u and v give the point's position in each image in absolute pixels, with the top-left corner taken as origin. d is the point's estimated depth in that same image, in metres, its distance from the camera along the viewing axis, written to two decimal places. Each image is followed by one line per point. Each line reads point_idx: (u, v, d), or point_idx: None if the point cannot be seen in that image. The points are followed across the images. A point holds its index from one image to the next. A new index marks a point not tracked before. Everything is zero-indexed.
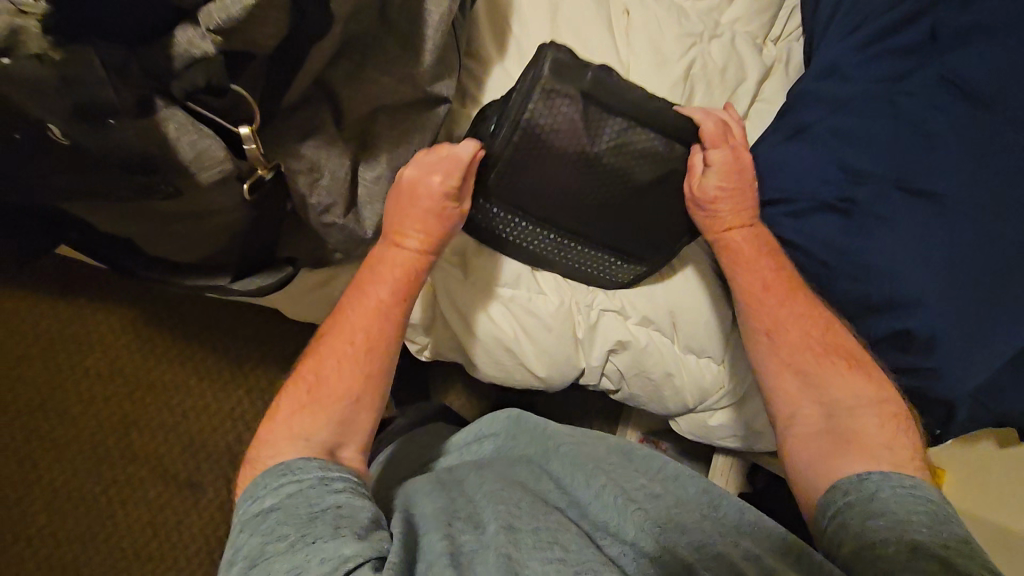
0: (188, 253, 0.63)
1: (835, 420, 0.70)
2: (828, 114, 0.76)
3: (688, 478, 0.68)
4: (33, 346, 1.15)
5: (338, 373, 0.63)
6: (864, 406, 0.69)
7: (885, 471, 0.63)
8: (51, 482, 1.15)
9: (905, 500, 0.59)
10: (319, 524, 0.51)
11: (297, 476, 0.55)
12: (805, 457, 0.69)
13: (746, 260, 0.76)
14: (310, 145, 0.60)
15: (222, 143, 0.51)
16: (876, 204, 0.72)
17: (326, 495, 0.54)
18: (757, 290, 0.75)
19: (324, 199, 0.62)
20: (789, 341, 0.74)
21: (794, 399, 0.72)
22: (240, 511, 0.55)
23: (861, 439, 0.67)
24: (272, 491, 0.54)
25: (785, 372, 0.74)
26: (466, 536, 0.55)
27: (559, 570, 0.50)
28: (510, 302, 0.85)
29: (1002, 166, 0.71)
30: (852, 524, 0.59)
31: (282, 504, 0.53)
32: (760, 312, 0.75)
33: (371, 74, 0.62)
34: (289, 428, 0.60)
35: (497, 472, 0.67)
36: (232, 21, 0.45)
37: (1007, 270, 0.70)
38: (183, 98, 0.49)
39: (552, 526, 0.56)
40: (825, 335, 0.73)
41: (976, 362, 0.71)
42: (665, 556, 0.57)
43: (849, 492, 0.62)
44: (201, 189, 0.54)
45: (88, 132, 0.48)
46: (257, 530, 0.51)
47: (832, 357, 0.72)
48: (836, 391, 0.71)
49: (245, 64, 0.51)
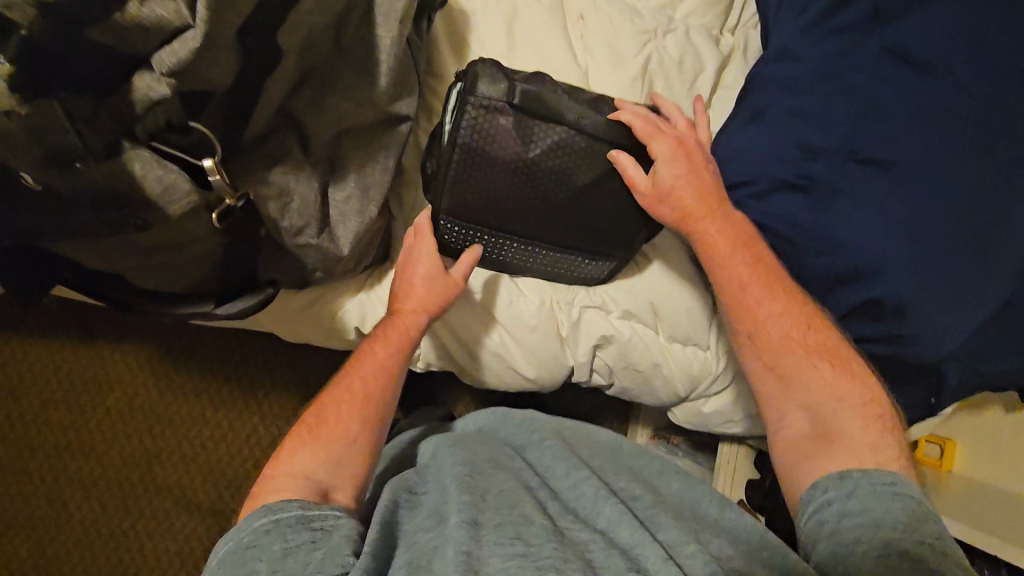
0: (174, 284, 0.67)
1: (823, 423, 0.69)
2: (782, 96, 0.77)
3: (670, 475, 0.70)
4: (54, 391, 1.19)
5: (338, 420, 0.67)
6: (848, 407, 0.69)
7: (865, 469, 0.63)
8: (80, 519, 1.20)
9: (884, 500, 0.60)
10: (290, 560, 0.53)
11: (277, 512, 0.57)
12: (788, 453, 0.70)
13: (720, 253, 0.74)
14: (278, 172, 0.64)
15: (187, 177, 0.55)
16: (834, 177, 0.74)
17: (303, 531, 0.56)
18: (743, 278, 0.74)
19: (295, 222, 0.66)
20: (771, 343, 0.74)
21: (782, 403, 0.72)
22: (223, 547, 0.57)
23: (842, 438, 0.68)
24: (253, 528, 0.56)
25: (769, 373, 0.74)
26: (430, 534, 0.57)
27: (519, 566, 0.51)
28: (488, 308, 0.87)
29: (951, 130, 0.73)
30: (829, 523, 0.60)
31: (261, 538, 0.55)
32: (742, 314, 0.75)
33: (331, 100, 0.65)
34: (287, 467, 0.63)
35: (471, 454, 0.69)
36: (182, 64, 0.50)
37: (968, 231, 0.72)
38: (147, 138, 0.53)
39: (517, 519, 0.58)
40: (807, 334, 0.72)
41: (949, 323, 0.73)
42: (635, 550, 0.56)
43: (828, 489, 0.63)
44: (171, 220, 0.58)
45: (58, 176, 0.52)
46: (234, 565, 0.53)
47: (818, 359, 0.71)
48: (822, 394, 0.70)
49: (204, 104, 0.54)
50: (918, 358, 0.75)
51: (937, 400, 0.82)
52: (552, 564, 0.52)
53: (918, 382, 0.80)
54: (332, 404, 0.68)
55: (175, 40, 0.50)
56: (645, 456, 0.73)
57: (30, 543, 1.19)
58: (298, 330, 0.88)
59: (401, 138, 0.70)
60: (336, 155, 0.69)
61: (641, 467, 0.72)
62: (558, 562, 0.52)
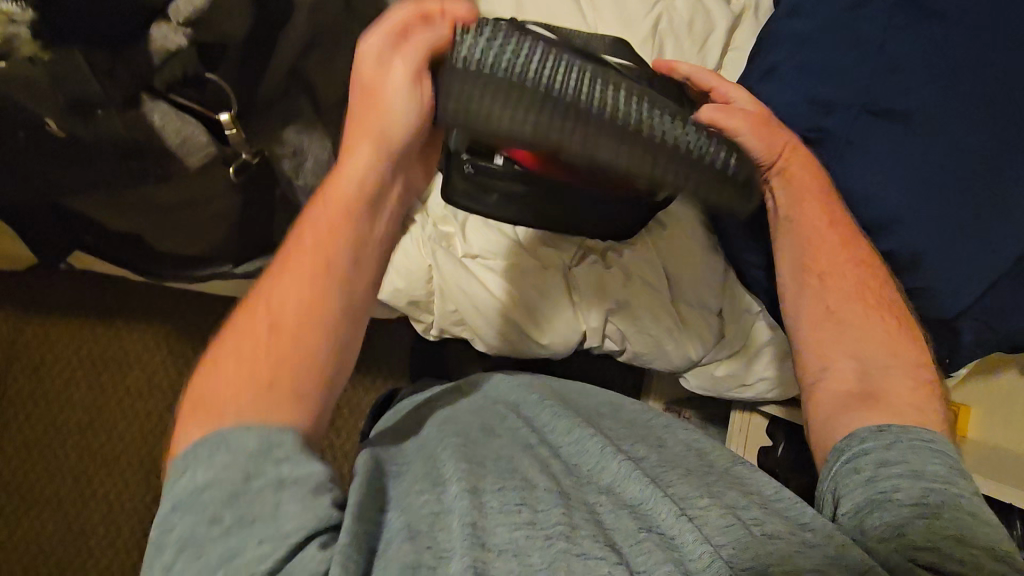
0: (193, 246, 0.69)
1: (869, 379, 0.63)
2: (794, 51, 0.77)
3: (676, 428, 0.70)
4: (77, 369, 1.20)
5: (249, 360, 0.48)
6: (897, 364, 0.63)
7: (903, 426, 0.59)
8: (103, 494, 1.20)
9: (922, 453, 0.56)
10: (256, 503, 0.43)
11: (229, 444, 0.44)
12: (829, 407, 0.63)
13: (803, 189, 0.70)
14: (292, 130, 0.65)
15: (204, 129, 0.57)
16: (847, 130, 0.73)
17: (268, 460, 0.44)
18: (817, 223, 0.69)
19: (310, 181, 0.68)
20: (841, 287, 0.67)
21: (827, 349, 0.66)
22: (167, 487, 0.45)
23: (890, 398, 0.61)
24: (206, 460, 0.44)
25: (825, 318, 0.67)
26: (425, 497, 0.55)
27: (528, 537, 0.51)
28: (508, 269, 0.89)
29: (968, 80, 0.72)
30: (864, 470, 0.56)
31: (215, 475, 0.43)
32: (814, 249, 0.69)
33: (342, 60, 0.65)
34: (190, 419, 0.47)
35: (459, 427, 0.67)
36: (199, 12, 0.50)
37: (984, 182, 0.71)
38: (165, 90, 0.54)
39: (519, 484, 0.56)
40: (879, 287, 0.68)
41: (963, 276, 0.72)
42: (644, 506, 0.55)
43: (866, 438, 0.58)
44: (190, 174, 0.60)
45: (81, 125, 0.53)
46: (190, 510, 0.43)
47: (883, 314, 0.66)
48: (877, 348, 0.64)
49: (221, 54, 0.56)
50: (934, 314, 0.75)
51: (953, 359, 0.82)
52: (562, 531, 0.51)
53: (934, 340, 0.80)
54: (239, 336, 0.49)
55: None
56: (649, 413, 0.73)
57: (51, 519, 1.18)
58: None
59: None
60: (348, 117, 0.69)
61: (644, 421, 0.71)
62: (567, 529, 0.51)
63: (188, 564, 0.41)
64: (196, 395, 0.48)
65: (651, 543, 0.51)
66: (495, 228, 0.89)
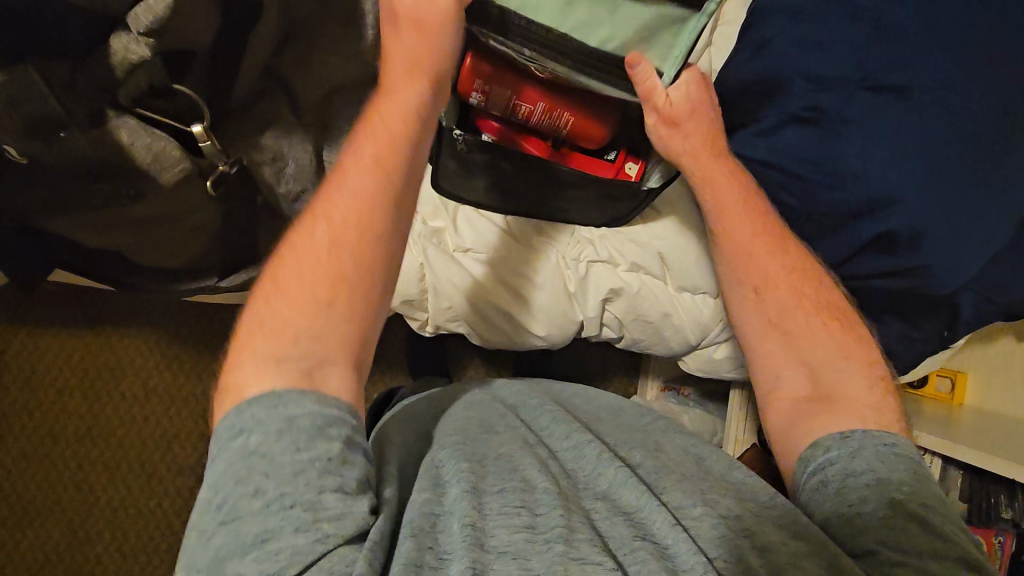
0: (175, 259, 0.66)
1: (819, 382, 0.63)
2: (788, 25, 0.74)
3: (674, 433, 0.70)
4: (68, 378, 1.14)
5: (311, 276, 0.51)
6: (852, 365, 0.64)
7: (867, 429, 0.58)
8: (108, 501, 1.16)
9: (887, 461, 0.56)
10: (299, 484, 0.44)
11: (285, 405, 0.46)
12: (784, 414, 0.64)
13: (732, 204, 0.69)
14: (270, 135, 0.63)
15: (176, 143, 0.55)
16: (845, 107, 0.71)
17: (317, 444, 0.45)
18: (743, 236, 0.69)
19: (292, 188, 0.66)
20: (778, 298, 0.67)
21: (777, 361, 0.66)
22: (219, 433, 0.47)
23: (846, 398, 0.61)
24: (261, 426, 0.45)
25: (770, 330, 0.67)
26: (428, 495, 0.54)
27: (527, 540, 0.50)
28: (499, 265, 0.87)
29: (967, 49, 0.70)
30: (831, 479, 0.57)
31: (268, 445, 0.45)
32: (749, 267, 0.69)
33: (319, 56, 0.62)
34: (240, 356, 0.49)
35: (459, 423, 0.66)
36: (157, 20, 0.48)
37: (985, 155, 0.70)
38: (131, 104, 0.52)
39: (519, 485, 0.55)
40: (817, 294, 0.67)
41: (964, 252, 0.71)
42: (641, 513, 0.55)
43: (830, 448, 0.58)
44: (164, 190, 0.57)
45: (41, 146, 0.50)
46: (235, 474, 0.44)
47: (825, 318, 0.66)
48: (826, 354, 0.64)
49: (189, 62, 0.53)
50: (934, 291, 0.75)
51: (952, 331, 0.82)
52: (560, 534, 0.50)
53: (933, 315, 0.80)
54: (297, 254, 0.52)
55: None
56: (649, 417, 0.74)
57: (54, 531, 1.14)
58: None
59: None
60: (328, 117, 0.67)
61: (644, 425, 0.72)
62: (565, 532, 0.50)
63: (227, 535, 0.43)
64: (259, 308, 0.51)
65: (646, 552, 0.51)
66: (488, 222, 0.87)
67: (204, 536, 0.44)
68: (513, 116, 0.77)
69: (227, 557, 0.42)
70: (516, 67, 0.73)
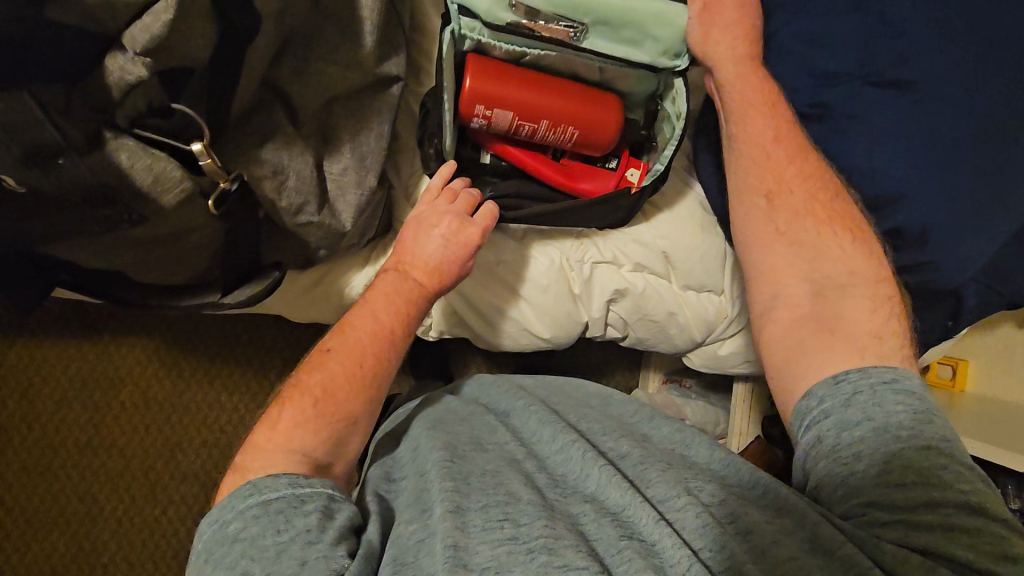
0: (176, 275, 0.66)
1: (823, 301, 0.62)
2: (790, 19, 0.74)
3: (659, 420, 0.69)
4: (66, 389, 1.13)
5: (330, 395, 0.60)
6: (856, 287, 0.62)
7: (862, 367, 0.57)
8: (112, 512, 1.14)
9: (885, 402, 0.54)
10: (284, 559, 0.48)
11: (261, 492, 0.52)
12: (783, 336, 0.62)
13: (750, 109, 0.69)
14: (270, 149, 0.61)
15: (176, 163, 0.53)
16: (850, 103, 0.71)
17: (295, 521, 0.51)
18: (767, 141, 0.68)
19: (294, 200, 0.63)
20: (788, 208, 0.66)
21: (781, 272, 0.65)
22: (204, 534, 0.52)
23: (846, 326, 0.59)
24: (240, 516, 0.51)
25: (777, 241, 0.66)
26: (414, 526, 0.55)
27: (509, 552, 0.51)
28: (503, 269, 0.87)
29: (971, 41, 0.70)
30: (828, 438, 0.55)
31: (249, 532, 0.50)
32: (763, 169, 0.68)
33: (318, 66, 0.62)
34: (264, 445, 0.57)
35: (450, 433, 0.66)
36: (155, 40, 0.47)
37: (990, 147, 0.70)
38: (129, 125, 0.51)
39: (503, 499, 0.56)
40: (833, 202, 0.66)
41: (967, 246, 0.71)
42: (627, 512, 0.55)
43: (824, 397, 0.57)
44: (165, 212, 0.56)
45: (40, 175, 0.49)
46: (222, 564, 0.49)
47: (836, 228, 0.64)
48: (831, 267, 0.63)
49: (186, 80, 0.52)
50: (939, 285, 0.74)
51: (956, 323, 0.82)
52: (543, 544, 0.51)
53: (937, 309, 0.79)
54: (317, 371, 0.61)
55: (145, 14, 0.47)
56: (634, 405, 0.72)
57: (61, 540, 1.13)
58: (307, 313, 0.85)
59: (393, 101, 0.67)
60: (328, 126, 0.66)
61: (630, 417, 0.71)
62: (549, 541, 0.51)
63: None
64: (278, 411, 0.59)
65: (632, 550, 0.52)
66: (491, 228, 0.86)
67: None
68: (516, 135, 0.77)
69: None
70: (513, 87, 0.72)
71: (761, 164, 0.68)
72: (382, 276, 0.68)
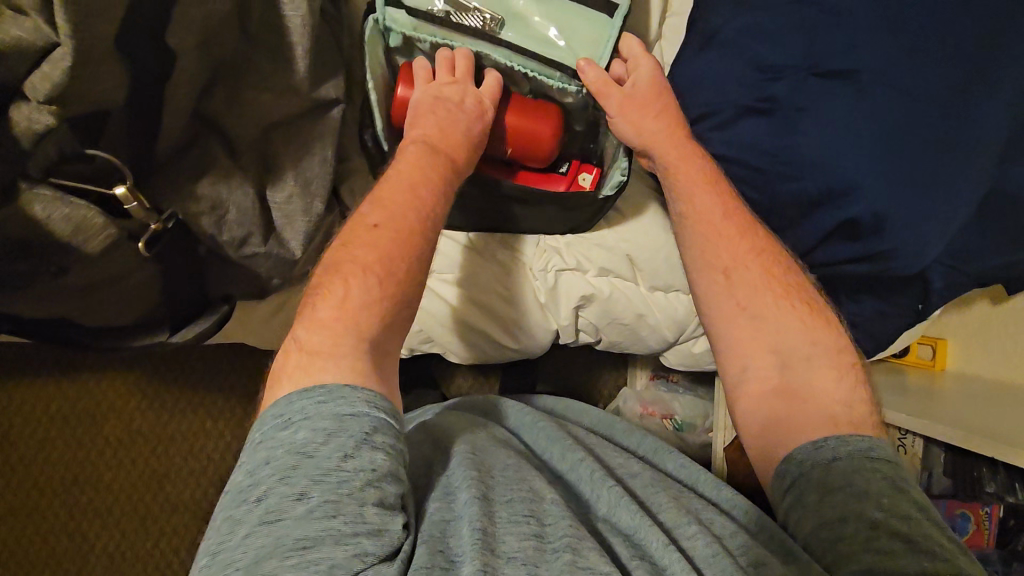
0: (124, 316, 0.65)
1: (791, 372, 0.59)
2: (733, 16, 0.73)
3: (663, 454, 0.70)
4: (48, 428, 1.11)
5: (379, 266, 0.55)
6: (821, 355, 0.60)
7: (841, 435, 0.54)
8: (103, 548, 1.11)
9: (862, 468, 0.52)
10: (342, 496, 0.43)
11: (332, 408, 0.46)
12: (758, 413, 0.58)
13: (689, 184, 0.69)
14: (206, 184, 0.60)
15: (99, 210, 0.54)
16: (796, 95, 0.70)
17: (363, 452, 0.45)
18: (715, 219, 0.67)
19: (236, 233, 0.62)
20: (746, 283, 0.64)
21: (745, 348, 0.61)
22: (260, 429, 0.46)
23: (815, 395, 0.57)
24: (310, 423, 0.45)
25: (739, 315, 0.63)
26: (437, 506, 0.52)
27: (536, 548, 0.48)
28: (470, 285, 0.86)
29: (917, 26, 0.69)
30: (809, 501, 0.52)
31: (315, 449, 0.44)
32: (716, 247, 0.66)
33: (251, 95, 0.61)
34: (318, 327, 0.51)
35: (468, 432, 0.63)
36: (56, 89, 0.47)
37: (943, 130, 0.69)
38: (44, 173, 0.51)
39: (527, 495, 0.54)
40: (785, 276, 0.64)
41: (930, 233, 0.69)
42: (637, 535, 0.54)
43: (802, 461, 0.54)
44: (91, 258, 0.57)
45: None
46: (275, 478, 0.43)
47: (793, 299, 0.62)
48: (797, 337, 0.60)
49: (100, 124, 0.51)
50: (899, 273, 0.72)
51: (927, 307, 0.79)
52: (568, 543, 0.49)
53: (906, 292, 0.77)
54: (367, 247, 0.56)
55: (45, 63, 0.46)
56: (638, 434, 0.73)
57: None
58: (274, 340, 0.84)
59: (335, 124, 0.66)
60: (268, 155, 0.65)
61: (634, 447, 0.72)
62: (574, 541, 0.49)
63: (260, 534, 0.41)
64: (331, 292, 0.53)
65: (641, 571, 0.50)
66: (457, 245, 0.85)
67: (234, 529, 0.42)
68: None
69: (263, 561, 0.40)
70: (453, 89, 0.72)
71: (711, 232, 0.67)
72: (412, 147, 0.65)
